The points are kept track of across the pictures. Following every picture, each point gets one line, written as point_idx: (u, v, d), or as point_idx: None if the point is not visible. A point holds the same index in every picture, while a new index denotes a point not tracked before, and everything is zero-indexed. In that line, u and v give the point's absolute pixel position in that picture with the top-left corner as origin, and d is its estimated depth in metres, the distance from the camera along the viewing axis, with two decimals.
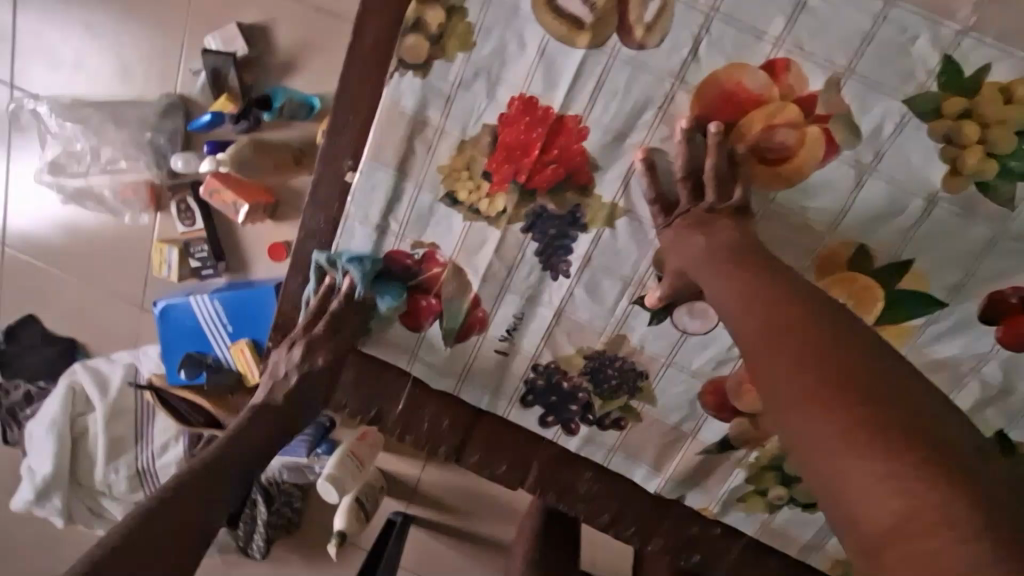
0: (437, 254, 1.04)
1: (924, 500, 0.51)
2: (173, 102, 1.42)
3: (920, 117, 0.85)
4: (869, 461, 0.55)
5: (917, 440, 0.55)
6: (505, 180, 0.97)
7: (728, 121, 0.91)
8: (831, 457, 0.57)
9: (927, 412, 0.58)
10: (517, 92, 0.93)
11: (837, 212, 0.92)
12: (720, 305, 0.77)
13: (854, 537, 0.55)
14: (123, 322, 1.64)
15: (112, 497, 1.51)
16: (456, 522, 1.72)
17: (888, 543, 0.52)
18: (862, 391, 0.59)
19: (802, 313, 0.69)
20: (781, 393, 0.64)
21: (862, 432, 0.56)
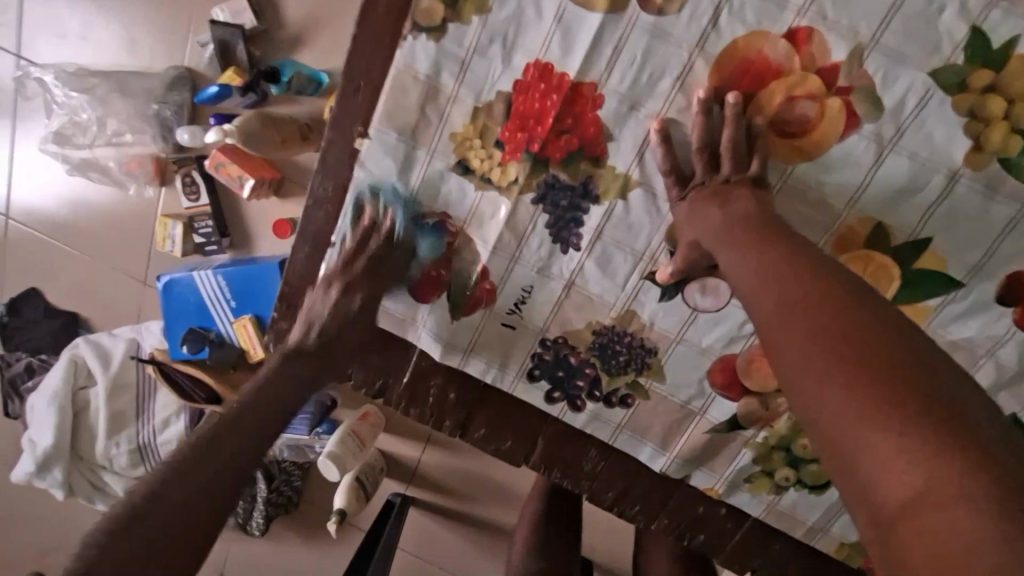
0: (448, 223, 1.04)
1: (942, 474, 0.53)
2: (180, 75, 1.72)
3: (945, 91, 0.82)
4: (886, 434, 0.56)
5: (939, 416, 0.56)
6: (518, 149, 0.96)
7: (747, 93, 0.88)
8: (848, 432, 0.59)
9: (948, 386, 0.59)
10: (533, 59, 0.91)
11: (855, 189, 0.89)
12: (739, 282, 0.77)
13: (868, 509, 0.57)
14: (129, 296, 1.98)
15: (112, 471, 1.84)
16: (450, 504, 2.02)
17: (902, 516, 0.54)
18: (884, 368, 0.60)
19: (827, 290, 0.69)
20: (799, 369, 0.65)
21: (880, 409, 0.57)
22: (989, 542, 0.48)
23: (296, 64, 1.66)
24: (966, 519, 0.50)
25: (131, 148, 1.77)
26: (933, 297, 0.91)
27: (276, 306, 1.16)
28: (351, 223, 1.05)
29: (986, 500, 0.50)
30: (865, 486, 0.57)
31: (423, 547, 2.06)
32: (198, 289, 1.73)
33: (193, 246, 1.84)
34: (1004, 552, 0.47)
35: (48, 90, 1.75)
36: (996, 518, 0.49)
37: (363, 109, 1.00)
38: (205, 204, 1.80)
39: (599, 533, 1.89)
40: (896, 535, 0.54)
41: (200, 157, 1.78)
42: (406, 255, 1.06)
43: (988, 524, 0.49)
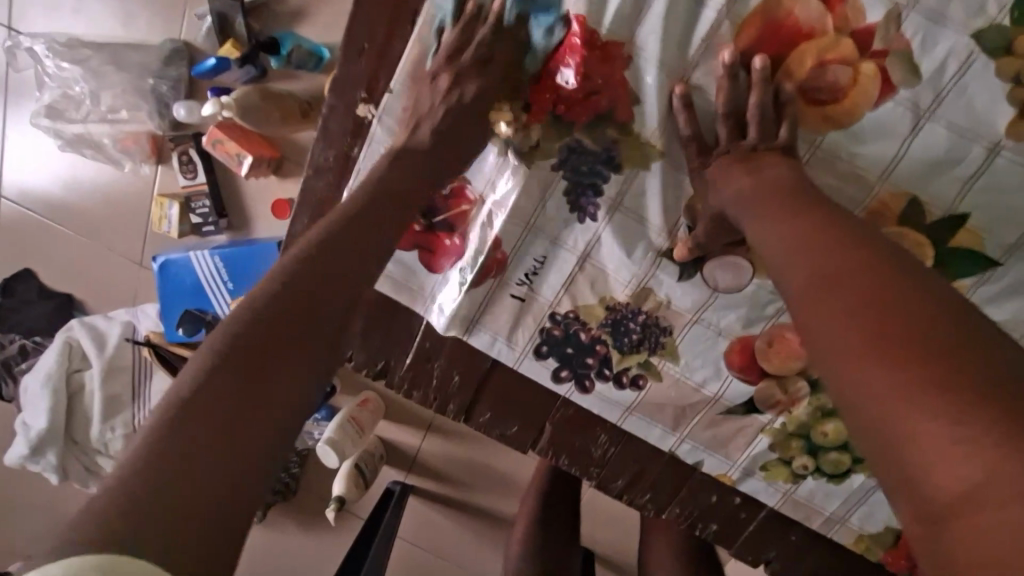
0: (467, 190, 0.99)
1: (1006, 465, 0.46)
2: (177, 48, 1.66)
3: (989, 55, 0.76)
4: (941, 417, 0.50)
5: (1003, 400, 0.49)
6: (543, 111, 0.91)
7: (776, 56, 0.83)
8: (896, 414, 0.53)
9: (1017, 369, 0.52)
10: (571, 10, 0.84)
11: (890, 159, 0.84)
12: (771, 256, 0.72)
13: (914, 502, 0.51)
14: (123, 277, 1.93)
15: (107, 456, 1.79)
16: (449, 492, 1.98)
17: (956, 511, 0.48)
18: (935, 347, 0.54)
19: (869, 263, 0.63)
20: (834, 348, 0.60)
21: (931, 389, 0.51)
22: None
23: (297, 37, 1.59)
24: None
25: (126, 125, 1.71)
26: (968, 277, 0.87)
27: None
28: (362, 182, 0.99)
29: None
30: (912, 475, 0.51)
31: (423, 536, 2.02)
32: (196, 269, 1.70)
33: (190, 226, 1.78)
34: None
35: (39, 61, 1.69)
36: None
37: (369, 73, 0.95)
38: (202, 182, 1.74)
39: (602, 525, 1.85)
40: (949, 532, 0.48)
41: (198, 134, 1.73)
42: (421, 221, 1.01)
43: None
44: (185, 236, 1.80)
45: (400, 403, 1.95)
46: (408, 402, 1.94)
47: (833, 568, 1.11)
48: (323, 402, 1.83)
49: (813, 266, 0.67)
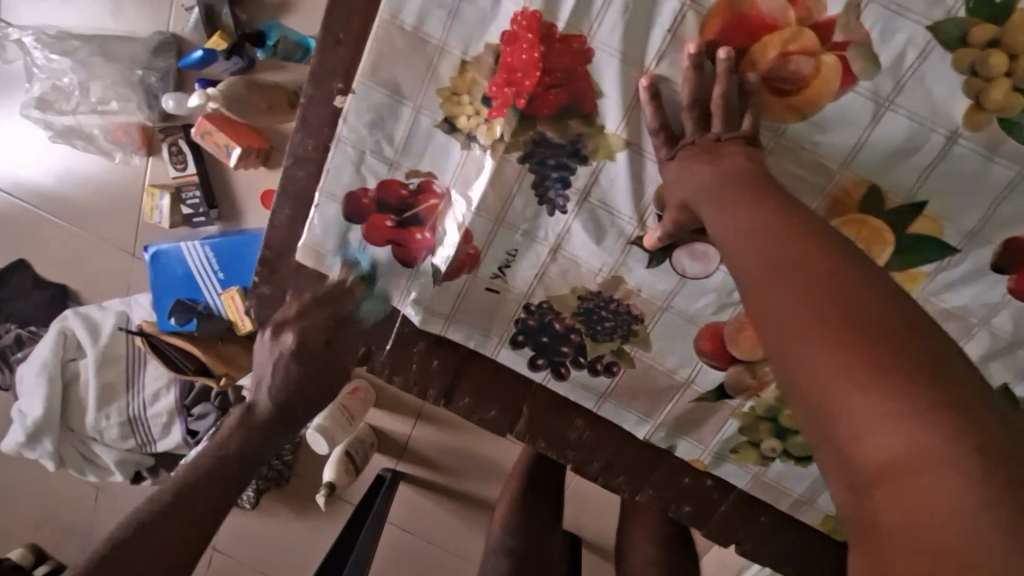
0: (435, 184, 1.01)
1: (928, 442, 0.50)
2: (165, 40, 1.66)
3: (945, 46, 0.78)
4: (877, 400, 0.53)
5: (927, 379, 0.53)
6: (505, 106, 0.92)
7: (740, 47, 0.84)
8: (835, 396, 0.55)
9: (941, 349, 0.55)
10: (520, 7, 0.87)
11: (851, 148, 0.86)
12: (726, 241, 0.74)
13: (845, 474, 0.55)
14: (117, 267, 1.95)
15: (103, 443, 1.83)
16: (437, 478, 2.02)
17: (882, 483, 0.52)
18: (870, 329, 0.56)
19: (809, 247, 0.65)
20: (779, 330, 0.62)
21: (866, 372, 0.54)
22: (974, 513, 0.48)
23: (282, 28, 1.60)
24: (951, 489, 0.49)
25: (116, 117, 1.73)
26: (927, 263, 0.89)
27: (258, 271, 1.13)
28: (336, 179, 1.02)
29: (970, 469, 0.49)
30: (846, 451, 0.54)
31: (412, 522, 2.06)
32: (185, 259, 1.71)
33: (181, 217, 1.80)
34: (990, 525, 0.47)
35: (28, 53, 1.69)
36: (981, 489, 0.48)
37: (346, 64, 0.96)
38: (192, 173, 1.76)
39: (587, 511, 1.89)
40: (875, 502, 0.53)
41: (187, 126, 1.74)
42: (392, 216, 1.04)
43: (974, 496, 0.48)
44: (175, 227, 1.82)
45: (390, 392, 1.98)
46: (398, 391, 1.98)
47: (802, 548, 1.14)
48: None
49: (763, 250, 0.68)
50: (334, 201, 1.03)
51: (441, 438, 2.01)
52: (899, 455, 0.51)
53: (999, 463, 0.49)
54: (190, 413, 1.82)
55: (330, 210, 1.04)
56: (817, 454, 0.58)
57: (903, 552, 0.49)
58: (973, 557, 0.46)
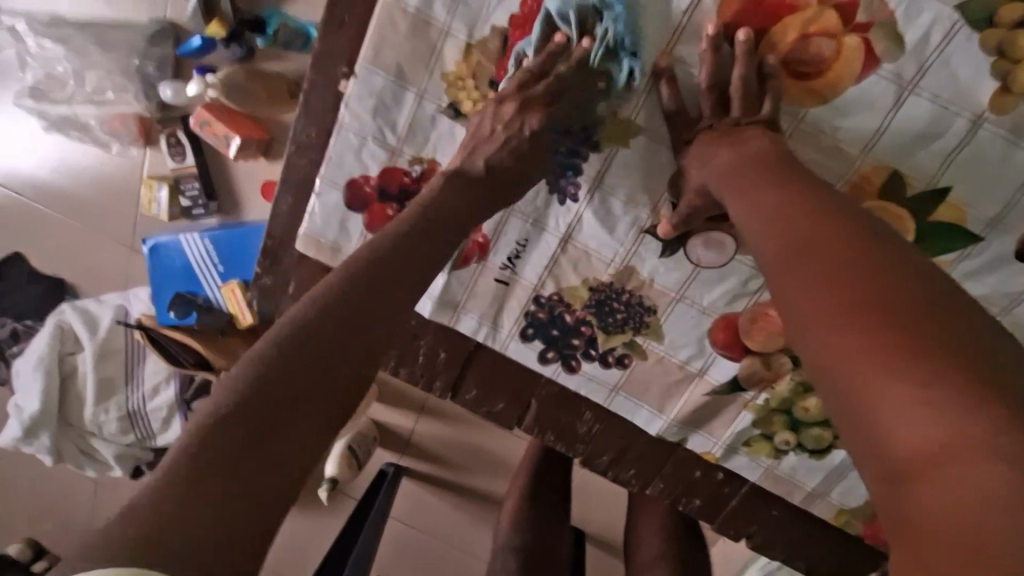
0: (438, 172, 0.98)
1: (962, 423, 0.47)
2: (163, 27, 1.63)
3: (971, 27, 0.76)
4: (906, 382, 0.51)
5: (962, 363, 0.50)
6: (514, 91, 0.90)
7: (759, 28, 0.82)
8: (862, 379, 0.53)
9: (976, 333, 0.53)
10: None
11: (872, 133, 0.83)
12: (746, 225, 0.72)
13: (877, 465, 0.52)
14: (115, 260, 1.92)
15: (102, 438, 1.80)
16: (441, 473, 2.00)
17: (916, 472, 0.49)
18: (900, 313, 0.54)
19: (837, 234, 0.63)
20: (806, 320, 0.60)
21: (897, 356, 0.52)
22: (1019, 504, 0.43)
23: (283, 14, 1.56)
24: (990, 477, 0.45)
25: (113, 106, 1.69)
26: (949, 252, 0.87)
27: (261, 262, 1.11)
28: (338, 167, 0.99)
29: (1013, 457, 0.45)
30: (876, 439, 0.51)
31: (416, 517, 2.04)
32: (185, 249, 1.69)
33: (180, 209, 1.77)
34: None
35: (21, 40, 1.65)
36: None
37: (351, 47, 0.93)
38: (190, 164, 1.72)
39: (593, 505, 1.88)
40: (907, 493, 0.49)
41: (185, 116, 1.71)
42: (393, 206, 1.01)
43: (1018, 484, 0.44)
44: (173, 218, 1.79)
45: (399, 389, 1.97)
46: (405, 390, 1.96)
47: (814, 541, 1.13)
48: None
49: (785, 234, 0.67)
50: (335, 189, 1.01)
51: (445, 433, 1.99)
52: (933, 442, 0.48)
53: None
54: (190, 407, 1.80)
55: (332, 199, 1.01)
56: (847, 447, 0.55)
57: (935, 543, 0.45)
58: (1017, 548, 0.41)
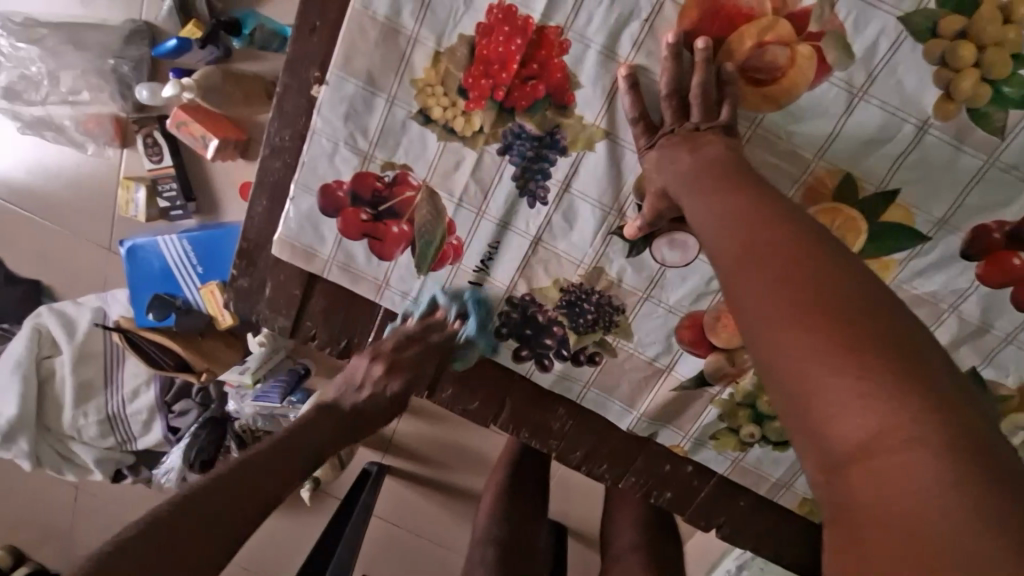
0: (410, 177, 1.00)
1: (891, 415, 0.51)
2: (138, 28, 1.62)
3: (916, 37, 0.79)
4: (843, 378, 0.54)
5: (895, 358, 0.54)
6: (483, 97, 0.92)
7: (717, 37, 0.85)
8: (804, 377, 0.56)
9: (901, 325, 0.57)
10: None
11: (826, 138, 0.87)
12: (700, 227, 0.75)
13: (821, 454, 0.55)
14: (92, 262, 1.91)
15: (82, 442, 1.80)
16: (424, 472, 2.02)
17: (857, 463, 0.53)
18: (841, 313, 0.57)
19: (782, 234, 0.66)
20: (756, 318, 0.62)
21: (840, 354, 0.55)
22: (945, 489, 0.48)
23: (259, 17, 1.57)
24: (921, 466, 0.50)
25: (88, 108, 1.68)
26: (899, 252, 0.91)
27: (236, 264, 1.12)
28: (311, 171, 1.01)
29: (939, 445, 0.50)
30: (820, 432, 0.55)
31: (398, 515, 2.07)
32: (164, 253, 1.68)
33: (158, 211, 1.76)
34: (960, 499, 0.48)
35: None
36: (950, 464, 0.49)
37: (322, 53, 0.94)
38: (169, 165, 1.72)
39: (571, 501, 1.91)
40: (849, 482, 0.54)
41: (163, 117, 1.70)
42: (367, 211, 1.03)
43: (943, 471, 0.49)
44: (151, 220, 1.78)
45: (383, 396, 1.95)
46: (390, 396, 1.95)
47: (779, 530, 1.17)
48: (294, 384, 1.74)
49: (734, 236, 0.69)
50: (309, 194, 1.02)
51: (426, 432, 1.99)
52: (872, 435, 0.52)
53: (966, 437, 0.50)
54: (170, 410, 1.81)
55: (306, 204, 1.03)
56: (793, 439, 0.59)
57: (874, 527, 0.51)
58: (942, 531, 0.47)
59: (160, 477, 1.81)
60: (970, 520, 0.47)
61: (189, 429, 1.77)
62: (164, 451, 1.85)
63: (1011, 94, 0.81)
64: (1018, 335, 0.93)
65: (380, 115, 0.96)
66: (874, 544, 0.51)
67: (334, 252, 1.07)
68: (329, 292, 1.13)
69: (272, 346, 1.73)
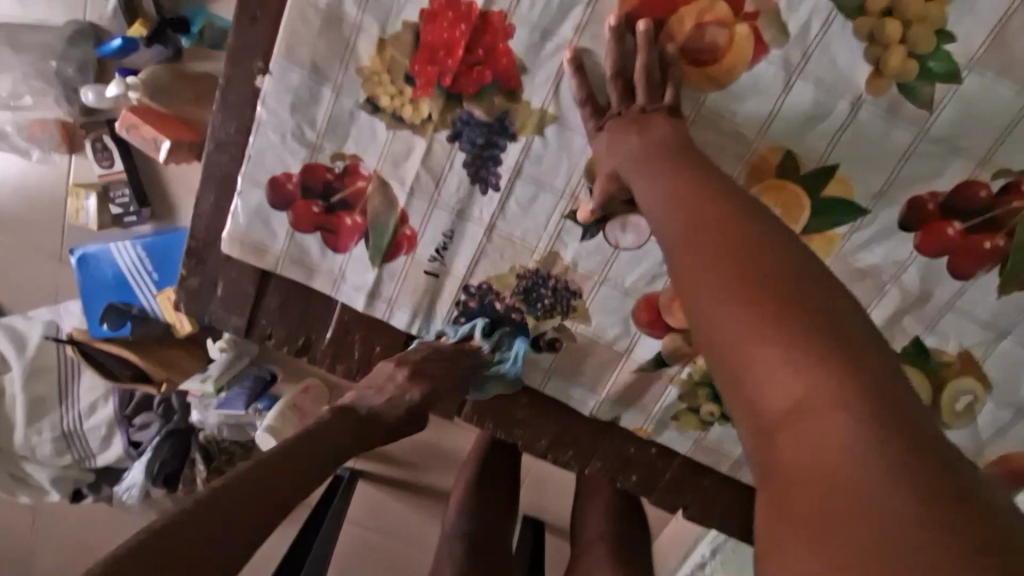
0: (360, 167, 0.99)
1: (814, 376, 0.52)
2: (82, 29, 1.54)
3: (845, 16, 0.82)
4: (771, 344, 0.55)
5: (821, 329, 0.55)
6: (430, 84, 0.91)
7: (657, 19, 0.86)
8: (737, 343, 0.58)
9: (833, 299, 0.58)
10: None
11: (766, 116, 0.89)
12: (649, 207, 0.75)
13: (752, 418, 0.56)
14: (44, 274, 1.83)
15: (36, 461, 1.72)
16: (398, 475, 2.00)
17: (788, 429, 0.53)
18: (773, 285, 0.59)
19: (723, 212, 0.68)
20: (697, 289, 0.63)
21: (768, 323, 0.56)
22: (870, 453, 0.48)
23: (208, 14, 1.52)
24: (848, 430, 0.49)
25: (31, 112, 1.61)
26: (842, 226, 0.93)
27: (185, 262, 1.09)
28: (258, 165, 0.99)
29: (859, 406, 0.50)
30: (750, 395, 0.56)
31: (372, 520, 2.04)
32: (117, 259, 1.62)
33: (111, 218, 1.69)
34: (885, 465, 0.47)
35: None
36: (874, 432, 0.49)
37: (266, 42, 0.93)
38: (120, 170, 1.65)
39: (546, 494, 1.91)
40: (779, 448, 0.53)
41: (112, 120, 1.64)
42: (318, 202, 1.02)
43: (868, 435, 0.49)
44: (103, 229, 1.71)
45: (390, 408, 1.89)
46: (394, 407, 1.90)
47: (742, 507, 1.19)
48: (260, 390, 1.71)
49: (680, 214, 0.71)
50: (257, 187, 1.01)
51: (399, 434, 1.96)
52: (799, 399, 0.53)
53: (892, 408, 0.50)
54: (131, 424, 1.74)
55: (255, 197, 1.01)
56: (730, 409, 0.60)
57: (794, 487, 0.50)
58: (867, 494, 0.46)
59: (121, 494, 1.75)
60: (896, 486, 0.46)
61: (152, 443, 1.71)
62: (126, 467, 1.78)
63: (936, 68, 0.83)
64: (956, 303, 0.95)
65: (329, 103, 0.95)
66: (801, 510, 0.49)
67: (287, 246, 1.05)
68: (283, 288, 1.11)
69: (232, 351, 1.67)
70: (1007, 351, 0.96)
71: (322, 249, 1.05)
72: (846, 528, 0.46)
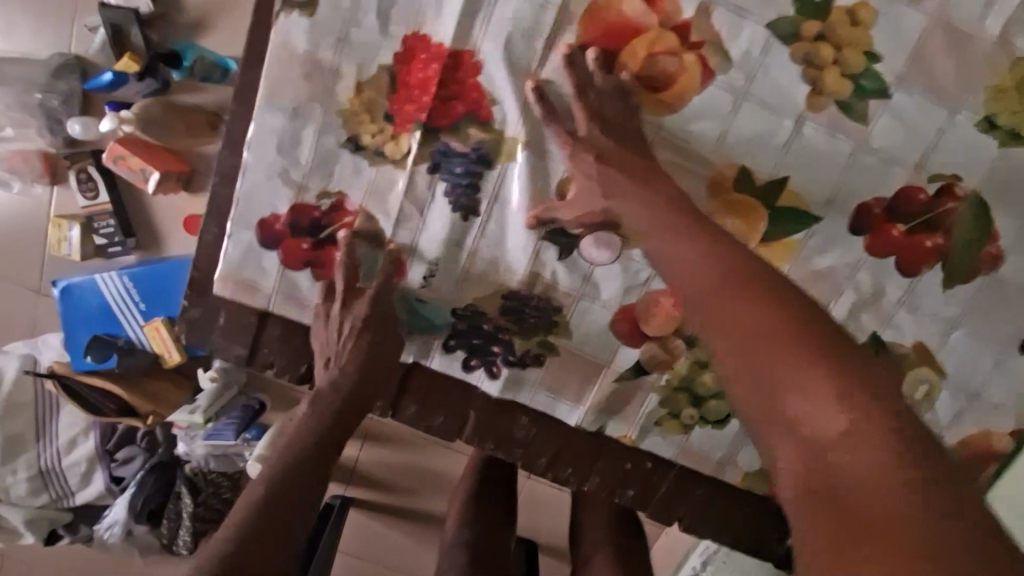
0: (346, 203, 1.03)
1: (860, 415, 0.60)
2: (68, 63, 1.56)
3: (781, 41, 0.89)
4: (817, 382, 0.62)
5: (845, 364, 0.63)
6: (409, 121, 0.98)
7: (612, 49, 0.92)
8: (783, 380, 0.63)
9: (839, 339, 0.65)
10: (409, 29, 0.94)
11: (714, 137, 0.94)
12: (659, 244, 0.80)
13: (802, 463, 0.62)
14: (21, 305, 1.78)
15: (11, 502, 1.66)
16: (389, 501, 1.97)
17: (831, 453, 0.60)
18: (801, 326, 0.66)
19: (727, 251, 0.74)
20: (730, 329, 0.68)
21: (808, 361, 0.63)
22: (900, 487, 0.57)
23: (199, 48, 1.55)
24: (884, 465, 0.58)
25: (14, 142, 1.61)
26: (797, 232, 0.96)
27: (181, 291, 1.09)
28: (248, 206, 1.03)
29: (896, 439, 0.59)
30: (800, 438, 0.62)
31: (365, 549, 2.01)
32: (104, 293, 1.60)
33: (94, 248, 1.68)
34: (921, 494, 0.57)
35: None
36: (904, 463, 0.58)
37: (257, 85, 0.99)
38: (105, 201, 1.65)
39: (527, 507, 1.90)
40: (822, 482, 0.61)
41: (97, 151, 1.63)
42: (307, 240, 1.04)
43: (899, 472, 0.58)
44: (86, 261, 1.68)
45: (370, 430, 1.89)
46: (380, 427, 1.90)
47: (740, 510, 1.20)
48: (249, 420, 1.66)
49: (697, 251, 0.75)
50: (246, 228, 1.04)
51: (392, 458, 1.95)
52: (841, 433, 0.60)
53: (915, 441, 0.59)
54: (113, 458, 1.71)
55: (244, 238, 1.04)
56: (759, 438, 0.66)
57: (849, 516, 0.58)
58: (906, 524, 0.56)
59: (102, 532, 1.70)
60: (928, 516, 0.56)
61: (134, 478, 1.68)
62: (107, 504, 1.74)
63: (869, 86, 0.90)
64: (908, 298, 0.97)
65: (309, 142, 1.00)
66: (853, 536, 0.57)
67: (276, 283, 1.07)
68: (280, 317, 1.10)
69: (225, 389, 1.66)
70: (958, 342, 0.98)
71: (310, 281, 1.06)
72: (903, 550, 0.55)
